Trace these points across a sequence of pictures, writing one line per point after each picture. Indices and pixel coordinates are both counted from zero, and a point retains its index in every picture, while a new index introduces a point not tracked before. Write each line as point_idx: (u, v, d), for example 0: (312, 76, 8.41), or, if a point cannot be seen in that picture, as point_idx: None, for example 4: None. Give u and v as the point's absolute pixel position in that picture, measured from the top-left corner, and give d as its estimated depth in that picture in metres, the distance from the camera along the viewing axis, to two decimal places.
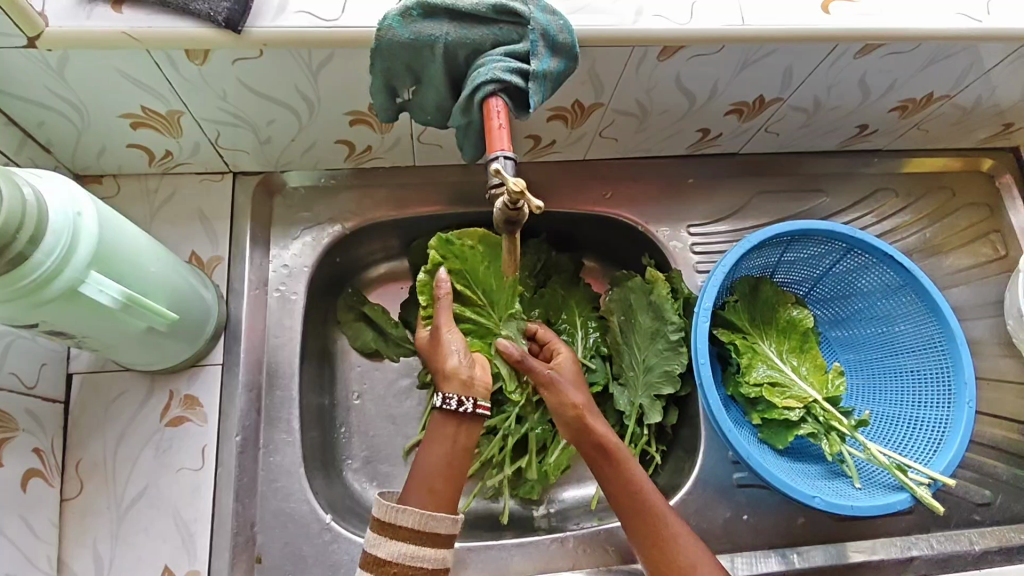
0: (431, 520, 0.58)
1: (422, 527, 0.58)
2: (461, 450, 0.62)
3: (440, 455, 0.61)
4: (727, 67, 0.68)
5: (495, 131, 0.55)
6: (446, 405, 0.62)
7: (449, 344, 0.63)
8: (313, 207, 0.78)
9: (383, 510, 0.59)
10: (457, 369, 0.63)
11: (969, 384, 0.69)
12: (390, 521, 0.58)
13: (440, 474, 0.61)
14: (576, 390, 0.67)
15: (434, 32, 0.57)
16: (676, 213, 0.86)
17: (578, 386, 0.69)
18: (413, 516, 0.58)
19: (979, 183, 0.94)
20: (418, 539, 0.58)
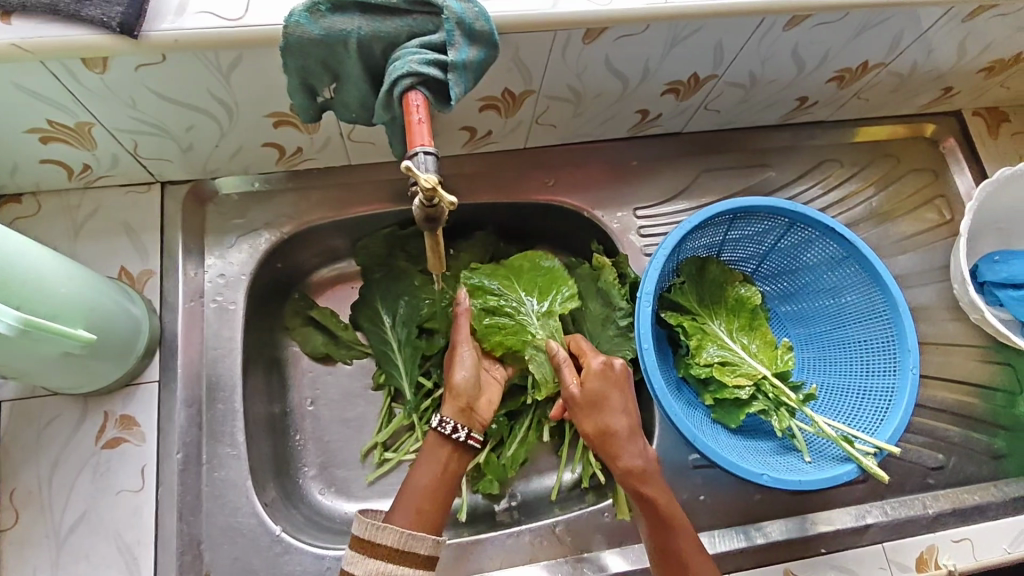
0: (411, 538, 0.59)
1: (402, 546, 0.59)
2: (449, 475, 0.65)
3: (427, 479, 0.64)
4: (657, 45, 0.66)
5: (414, 125, 0.55)
6: (442, 428, 0.66)
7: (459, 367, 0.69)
8: (248, 213, 0.76)
9: (363, 528, 0.59)
10: (460, 393, 0.69)
11: (913, 352, 0.70)
12: (368, 539, 0.59)
13: (427, 494, 0.63)
14: (596, 416, 0.63)
15: (346, 27, 0.55)
16: (622, 197, 0.85)
17: (602, 412, 0.63)
18: (393, 534, 0.59)
19: (923, 149, 0.94)
20: (397, 557, 0.59)
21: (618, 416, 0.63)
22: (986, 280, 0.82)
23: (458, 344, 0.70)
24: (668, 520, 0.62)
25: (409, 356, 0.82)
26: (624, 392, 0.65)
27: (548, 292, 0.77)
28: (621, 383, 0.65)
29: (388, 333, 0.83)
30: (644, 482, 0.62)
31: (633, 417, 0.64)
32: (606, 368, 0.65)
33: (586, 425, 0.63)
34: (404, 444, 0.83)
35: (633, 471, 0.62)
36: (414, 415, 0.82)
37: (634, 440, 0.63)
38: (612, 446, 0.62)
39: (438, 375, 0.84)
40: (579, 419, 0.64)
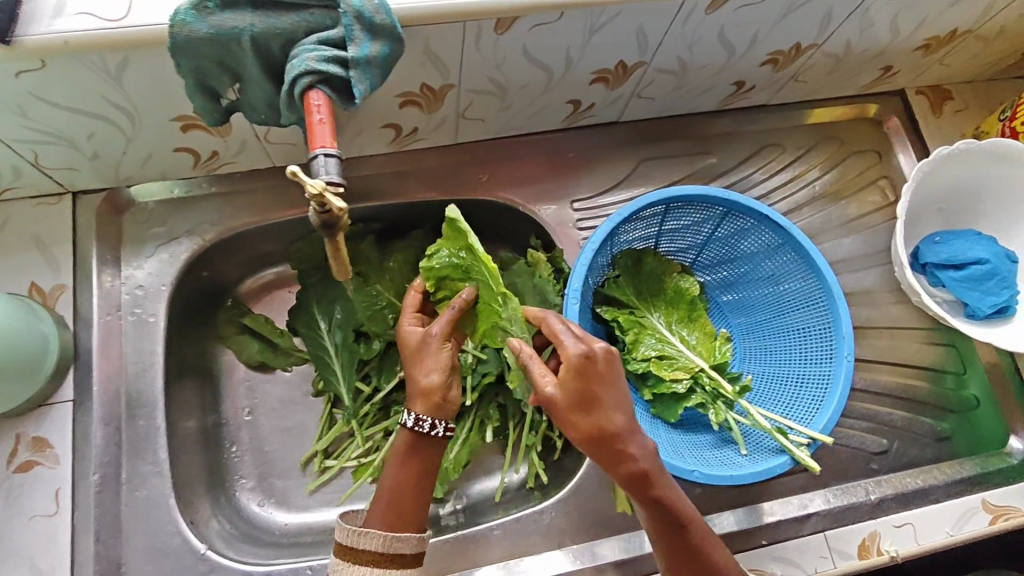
0: (397, 539, 0.58)
1: (387, 549, 0.58)
2: (426, 469, 0.62)
3: (402, 478, 0.61)
4: (576, 34, 0.63)
5: (314, 126, 0.53)
6: (418, 428, 0.60)
7: (432, 361, 0.60)
8: (168, 221, 0.73)
9: (345, 535, 0.58)
10: (432, 391, 0.60)
11: (847, 339, 0.69)
12: (352, 546, 0.58)
13: (405, 492, 0.61)
14: (591, 419, 0.53)
15: (237, 24, 0.52)
16: (559, 189, 0.83)
17: (595, 414, 0.53)
18: (375, 539, 0.58)
19: (867, 130, 0.93)
20: (383, 561, 0.58)
21: (613, 414, 0.53)
22: (928, 261, 0.81)
23: (428, 333, 0.61)
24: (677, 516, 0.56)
25: (347, 361, 0.80)
26: (615, 382, 0.54)
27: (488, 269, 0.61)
28: (609, 372, 0.54)
29: (324, 338, 0.81)
30: (650, 482, 0.55)
31: (629, 410, 0.55)
32: (587, 359, 0.53)
33: (582, 433, 0.53)
34: (344, 451, 0.82)
35: (637, 474, 0.54)
36: (353, 421, 0.80)
37: (634, 437, 0.54)
38: (612, 448, 0.53)
39: (377, 380, 0.82)
40: (570, 427, 0.54)
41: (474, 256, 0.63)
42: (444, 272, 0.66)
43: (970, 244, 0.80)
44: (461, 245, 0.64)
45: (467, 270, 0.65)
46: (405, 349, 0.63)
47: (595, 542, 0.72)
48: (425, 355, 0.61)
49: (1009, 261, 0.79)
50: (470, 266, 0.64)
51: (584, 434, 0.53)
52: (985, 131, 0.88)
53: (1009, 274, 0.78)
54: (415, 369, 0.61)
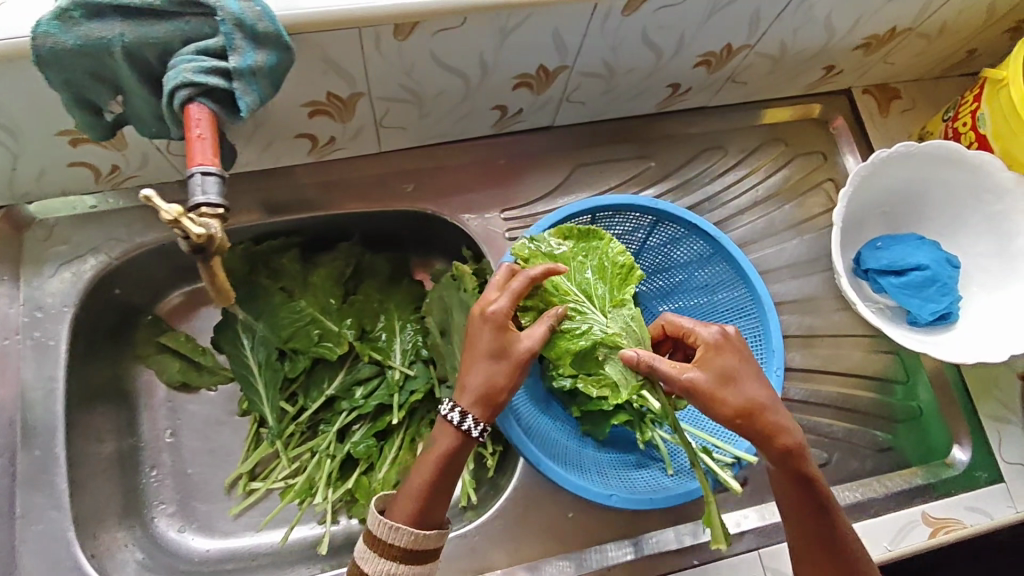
0: (423, 539, 0.55)
1: (413, 547, 0.55)
2: (456, 465, 0.57)
3: (437, 477, 0.56)
4: (487, 38, 0.60)
5: (192, 142, 0.50)
6: (467, 428, 0.56)
7: (514, 374, 0.56)
8: (71, 238, 0.70)
9: (376, 525, 0.55)
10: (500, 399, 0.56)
11: (777, 352, 0.68)
12: (381, 538, 0.55)
13: (433, 490, 0.56)
14: (737, 394, 0.53)
15: (105, 35, 0.49)
16: (489, 197, 0.80)
17: (739, 388, 0.53)
18: (404, 536, 0.54)
19: (812, 131, 0.91)
20: (406, 558, 0.55)
21: (758, 387, 0.54)
22: (869, 267, 0.78)
23: (524, 348, 0.56)
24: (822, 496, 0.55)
25: (270, 380, 0.77)
26: (749, 362, 0.55)
27: (611, 280, 0.64)
28: (740, 352, 0.55)
29: (247, 356, 0.78)
30: (801, 457, 0.54)
31: (769, 387, 0.55)
32: (725, 342, 0.55)
33: (730, 410, 0.53)
34: (271, 472, 0.79)
35: (790, 446, 0.54)
36: (277, 442, 0.77)
37: (780, 410, 0.54)
38: (762, 424, 0.53)
39: (303, 398, 0.79)
40: (715, 406, 0.53)
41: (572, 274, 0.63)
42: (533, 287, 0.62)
43: (910, 249, 0.78)
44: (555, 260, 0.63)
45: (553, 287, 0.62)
46: (486, 347, 0.55)
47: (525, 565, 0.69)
48: (512, 363, 0.55)
49: (951, 267, 0.78)
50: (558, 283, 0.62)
51: (734, 411, 0.53)
52: (929, 132, 0.86)
53: (949, 280, 0.76)
54: (496, 379, 0.55)
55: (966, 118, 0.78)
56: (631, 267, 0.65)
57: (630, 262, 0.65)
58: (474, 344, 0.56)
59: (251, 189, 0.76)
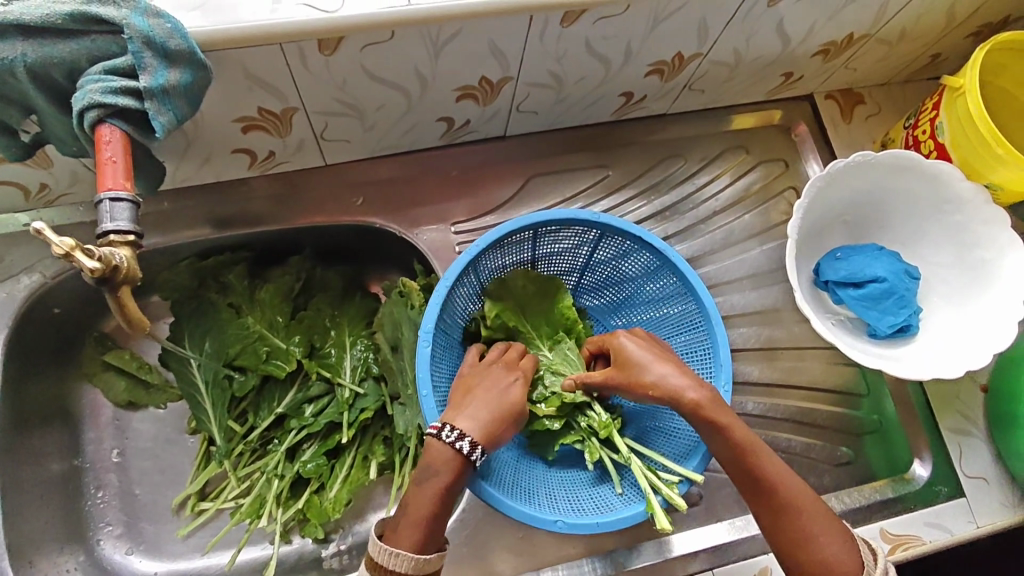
0: (426, 565, 0.53)
1: (416, 572, 0.53)
2: (453, 489, 0.55)
3: (439, 501, 0.54)
4: (419, 50, 0.59)
5: (103, 165, 0.49)
6: (466, 449, 0.55)
7: (514, 427, 0.60)
8: (5, 257, 0.68)
9: (377, 551, 0.52)
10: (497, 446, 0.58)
11: (725, 367, 0.67)
12: (382, 565, 0.52)
13: (433, 514, 0.54)
14: (644, 373, 0.60)
15: (6, 55, 0.47)
16: (440, 210, 0.78)
17: (645, 368, 0.60)
18: (407, 562, 0.52)
19: (774, 138, 0.89)
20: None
21: (661, 360, 0.60)
22: (828, 278, 0.76)
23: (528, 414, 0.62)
24: (748, 453, 0.55)
25: (218, 399, 0.75)
26: (657, 348, 0.62)
27: (554, 325, 0.72)
28: (649, 342, 0.63)
29: (194, 375, 0.75)
30: (713, 409, 0.56)
31: (676, 362, 0.61)
32: (630, 337, 0.63)
33: (642, 388, 0.60)
34: (222, 492, 0.76)
35: (699, 401, 0.56)
36: (225, 462, 0.74)
37: (684, 374, 0.59)
38: (669, 389, 0.58)
39: (252, 417, 0.77)
40: (634, 388, 0.60)
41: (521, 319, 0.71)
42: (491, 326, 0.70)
43: (869, 261, 0.76)
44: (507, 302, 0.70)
45: (508, 326, 0.70)
46: (513, 397, 0.60)
47: None
48: (516, 417, 0.60)
49: (910, 278, 0.76)
50: (514, 321, 0.71)
51: (645, 387, 0.59)
52: (892, 139, 0.84)
53: (908, 292, 0.74)
54: (504, 431, 0.59)
55: (926, 125, 0.77)
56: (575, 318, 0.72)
57: (575, 313, 0.72)
58: (490, 401, 0.59)
59: (192, 204, 0.74)
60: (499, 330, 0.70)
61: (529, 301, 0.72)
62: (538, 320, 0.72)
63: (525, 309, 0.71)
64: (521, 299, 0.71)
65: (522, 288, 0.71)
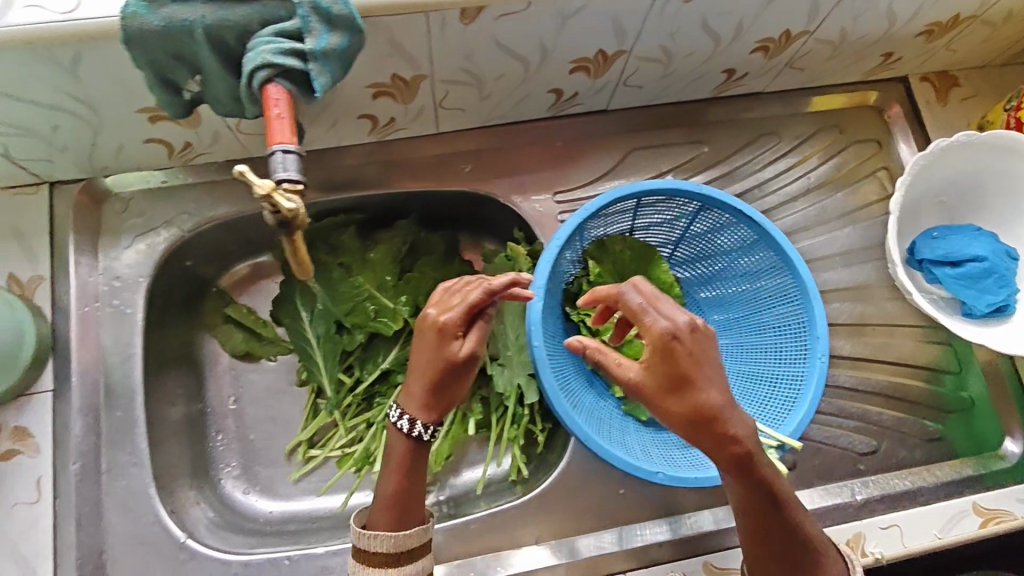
0: (404, 539, 0.59)
1: (398, 548, 0.59)
2: (415, 466, 0.61)
3: (403, 478, 0.60)
4: (548, 21, 0.62)
5: (273, 120, 0.52)
6: (400, 425, 0.60)
7: (454, 381, 0.59)
8: (147, 211, 0.73)
9: (358, 538, 0.59)
10: (441, 402, 0.60)
11: (822, 338, 0.69)
12: (365, 548, 0.58)
13: (398, 492, 0.60)
14: (685, 399, 0.50)
15: (187, 16, 0.51)
16: (543, 180, 0.81)
17: (687, 392, 0.50)
18: (385, 541, 0.58)
19: (866, 118, 0.90)
20: (394, 561, 0.58)
21: (711, 389, 0.50)
22: (924, 257, 0.77)
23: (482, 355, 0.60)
24: (775, 492, 0.54)
25: (330, 352, 0.79)
26: (709, 354, 0.51)
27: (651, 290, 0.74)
28: (701, 345, 0.51)
29: (307, 329, 0.79)
30: (750, 456, 0.52)
31: (727, 385, 0.51)
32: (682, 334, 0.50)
33: (672, 413, 0.51)
34: (330, 441, 0.82)
35: (737, 450, 0.51)
36: (335, 412, 0.79)
37: (734, 413, 0.51)
38: (711, 428, 0.50)
39: (360, 371, 0.82)
40: (662, 409, 0.51)
41: (620, 283, 0.73)
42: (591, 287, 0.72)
43: (967, 240, 0.76)
44: (605, 262, 0.73)
45: None
46: (439, 358, 0.58)
47: (574, 537, 0.71)
48: (449, 372, 0.59)
49: (1009, 258, 0.76)
50: (614, 285, 0.73)
51: (681, 418, 0.51)
52: (990, 121, 0.84)
53: (1008, 272, 0.75)
54: (440, 390, 0.59)
55: None
56: (673, 284, 0.74)
57: (673, 279, 0.74)
58: (417, 362, 0.59)
59: (312, 167, 0.78)
60: None
61: (629, 265, 0.74)
62: (637, 283, 0.74)
63: (624, 273, 0.74)
64: (620, 263, 0.74)
65: (620, 253, 0.73)
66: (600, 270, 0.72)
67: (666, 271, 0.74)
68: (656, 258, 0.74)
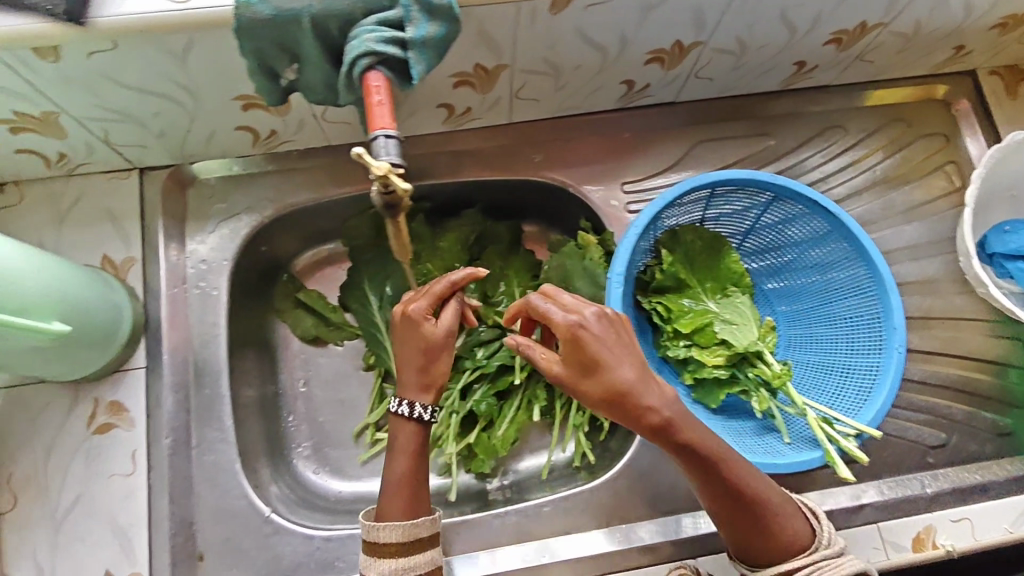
0: (412, 529, 0.60)
1: (407, 538, 0.60)
2: (421, 453, 0.64)
3: (408, 464, 0.62)
4: (633, 12, 0.63)
5: (374, 107, 0.53)
6: (400, 411, 0.63)
7: (437, 356, 0.62)
8: (230, 197, 0.75)
9: (366, 530, 0.61)
10: (431, 379, 0.63)
11: (899, 330, 0.68)
12: (374, 540, 0.60)
13: (406, 482, 0.62)
14: (601, 381, 0.53)
15: (297, 6, 0.53)
16: (611, 170, 0.82)
17: (599, 373, 0.53)
18: (395, 532, 0.60)
19: (933, 112, 0.89)
20: (405, 551, 0.60)
21: (620, 367, 0.53)
22: (995, 251, 0.77)
23: (457, 328, 0.63)
24: (713, 463, 0.55)
25: None
26: (616, 335, 0.55)
27: (721, 280, 0.75)
28: (603, 329, 0.54)
29: (375, 315, 0.81)
30: (677, 428, 0.54)
31: (638, 361, 0.54)
32: (584, 318, 0.54)
33: (594, 397, 0.54)
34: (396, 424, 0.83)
35: (657, 423, 0.53)
36: None
37: (647, 388, 0.53)
38: (628, 405, 0.53)
39: None
40: (584, 393, 0.54)
41: (690, 272, 0.74)
42: (663, 276, 0.73)
43: None
44: (675, 251, 0.74)
45: (678, 279, 0.73)
46: (416, 340, 0.62)
47: (629, 524, 0.73)
48: (429, 350, 0.62)
49: None
50: (685, 274, 0.74)
51: (605, 399, 0.53)
52: None
53: None
54: (428, 368, 0.62)
55: None
56: (743, 274, 0.74)
57: (743, 269, 0.75)
58: (400, 348, 0.63)
59: None
60: (670, 281, 0.73)
61: (699, 255, 0.74)
62: (707, 273, 0.75)
63: (694, 263, 0.74)
64: (691, 252, 0.74)
65: (691, 243, 0.74)
66: (672, 259, 0.73)
67: (736, 261, 0.75)
68: (726, 249, 0.75)
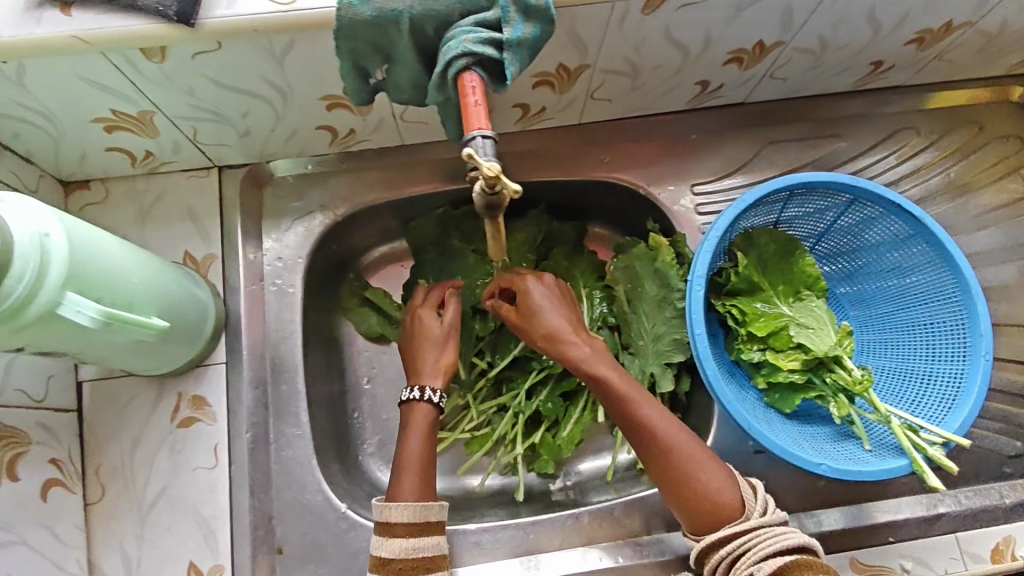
0: (424, 510, 0.61)
1: (417, 518, 0.61)
2: (432, 436, 0.66)
3: (422, 445, 0.65)
4: (722, 11, 0.62)
5: (470, 108, 0.52)
6: (410, 395, 0.67)
7: (433, 346, 0.70)
8: (305, 195, 0.76)
9: (378, 509, 0.61)
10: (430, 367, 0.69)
11: (986, 337, 0.67)
12: (385, 519, 0.60)
13: (421, 463, 0.63)
14: (539, 321, 0.66)
15: (397, 6, 0.53)
16: (680, 171, 0.82)
17: (535, 319, 0.66)
18: (407, 511, 0.60)
19: (1007, 114, 0.87)
20: (416, 530, 0.60)
21: (557, 315, 0.66)
22: None
23: (452, 321, 0.72)
24: (628, 402, 0.61)
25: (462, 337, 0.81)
26: (560, 301, 0.68)
27: (795, 283, 0.73)
28: (548, 291, 0.68)
29: None
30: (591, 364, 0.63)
31: (570, 320, 0.66)
32: (536, 283, 0.68)
33: (534, 335, 0.66)
34: (460, 421, 0.85)
35: (578, 358, 0.64)
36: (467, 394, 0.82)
37: (576, 331, 0.65)
38: (558, 345, 0.65)
39: (492, 356, 0.83)
40: (530, 335, 0.67)
41: (763, 276, 0.73)
42: (738, 279, 0.72)
43: None
44: (748, 255, 0.73)
45: (751, 283, 0.73)
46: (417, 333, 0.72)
47: None
48: (427, 341, 0.71)
49: None
50: (760, 278, 0.73)
51: (542, 338, 0.65)
52: None
53: None
54: (427, 357, 0.70)
55: None
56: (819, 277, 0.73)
57: (818, 272, 0.73)
58: (405, 346, 0.73)
59: None
60: (744, 284, 0.73)
61: (772, 258, 0.73)
62: (780, 277, 0.74)
63: (767, 266, 0.73)
64: (765, 256, 0.73)
65: (766, 246, 0.73)
66: (746, 262, 0.72)
67: (812, 264, 0.73)
68: (800, 252, 0.73)
